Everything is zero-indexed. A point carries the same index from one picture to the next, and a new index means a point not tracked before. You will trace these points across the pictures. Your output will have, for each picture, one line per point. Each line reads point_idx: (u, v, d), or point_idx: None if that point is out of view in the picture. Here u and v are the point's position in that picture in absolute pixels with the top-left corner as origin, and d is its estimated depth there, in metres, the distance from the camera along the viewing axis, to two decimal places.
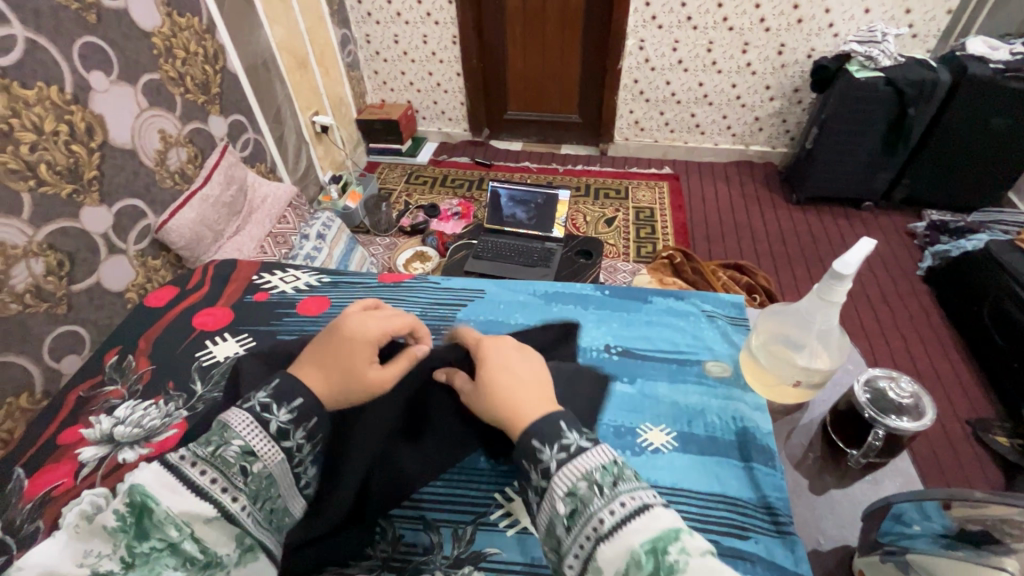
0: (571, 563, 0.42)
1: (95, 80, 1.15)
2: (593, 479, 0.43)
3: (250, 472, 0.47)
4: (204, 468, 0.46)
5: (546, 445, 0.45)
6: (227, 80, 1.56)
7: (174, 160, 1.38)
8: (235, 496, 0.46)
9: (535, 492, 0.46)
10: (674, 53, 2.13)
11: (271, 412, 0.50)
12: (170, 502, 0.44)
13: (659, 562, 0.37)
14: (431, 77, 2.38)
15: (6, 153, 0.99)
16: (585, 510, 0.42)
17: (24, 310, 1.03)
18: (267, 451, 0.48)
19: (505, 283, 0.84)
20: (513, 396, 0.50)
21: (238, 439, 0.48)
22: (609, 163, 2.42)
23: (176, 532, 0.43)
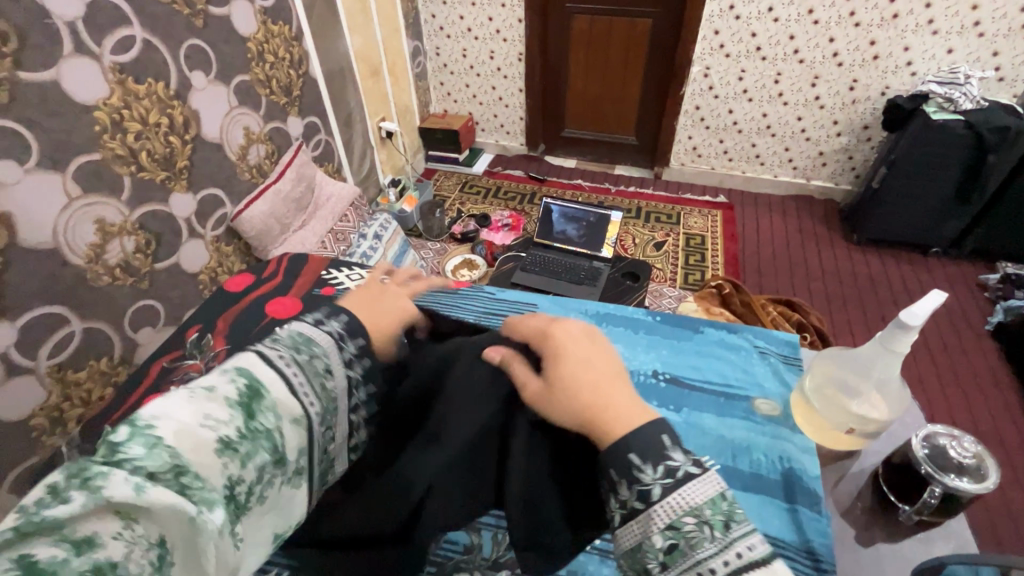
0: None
1: (195, 79, 1.26)
2: (704, 517, 0.39)
3: (328, 388, 0.48)
4: (299, 370, 0.46)
5: (647, 465, 0.41)
6: (307, 84, 1.66)
7: (253, 156, 1.48)
8: (314, 403, 0.46)
9: (618, 511, 0.43)
10: (739, 82, 2.11)
11: (346, 340, 0.50)
12: (276, 390, 0.44)
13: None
14: (494, 91, 2.45)
15: (115, 140, 1.09)
16: (691, 553, 0.39)
17: (114, 282, 1.14)
18: (340, 375, 0.49)
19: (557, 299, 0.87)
20: (600, 393, 0.45)
21: (330, 354, 0.48)
22: (662, 187, 2.41)
23: (274, 421, 0.43)
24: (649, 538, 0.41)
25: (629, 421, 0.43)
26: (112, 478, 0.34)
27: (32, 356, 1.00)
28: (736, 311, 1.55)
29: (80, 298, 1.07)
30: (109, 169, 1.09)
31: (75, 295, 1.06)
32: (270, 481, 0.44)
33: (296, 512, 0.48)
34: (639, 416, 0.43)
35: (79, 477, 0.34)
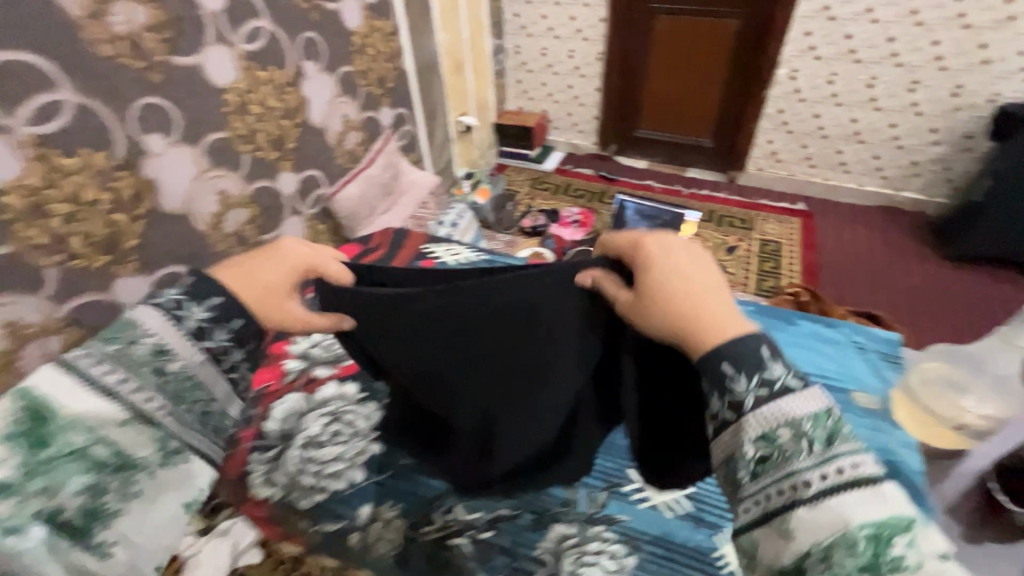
0: (746, 509, 0.45)
1: (307, 68, 1.38)
2: (802, 433, 0.44)
3: (167, 369, 0.56)
4: (113, 367, 0.54)
5: (741, 376, 0.46)
6: (399, 77, 1.75)
7: (349, 142, 1.59)
8: (142, 396, 0.54)
9: (713, 421, 0.49)
10: (828, 86, 2.04)
11: (188, 310, 0.58)
12: (75, 408, 0.51)
13: (881, 549, 0.38)
14: (570, 90, 2.48)
15: (241, 121, 1.23)
16: (785, 464, 0.44)
17: (227, 248, 1.27)
18: (184, 351, 0.57)
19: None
20: (688, 302, 0.51)
21: (148, 337, 0.56)
22: (736, 192, 2.35)
23: (82, 438, 0.50)
24: (742, 448, 0.46)
25: (721, 331, 0.48)
26: None
27: None
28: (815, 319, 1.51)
29: (201, 261, 1.21)
30: (232, 147, 1.23)
31: (197, 257, 1.20)
32: (108, 487, 0.51)
33: (201, 482, 0.58)
34: (730, 325, 0.48)
35: None
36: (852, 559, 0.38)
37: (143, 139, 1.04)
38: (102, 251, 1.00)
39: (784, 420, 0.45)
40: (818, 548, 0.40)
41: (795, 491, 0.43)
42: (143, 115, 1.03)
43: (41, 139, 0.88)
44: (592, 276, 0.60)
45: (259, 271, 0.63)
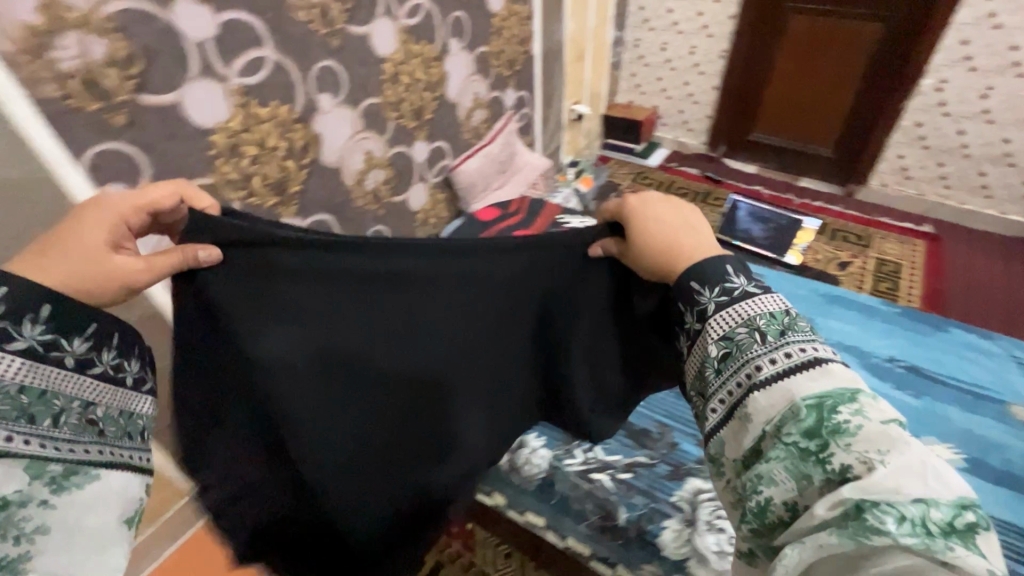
0: (715, 407, 0.58)
1: (451, 46, 1.47)
2: (754, 329, 0.58)
3: (5, 391, 0.49)
4: None
5: (706, 292, 0.63)
6: (527, 61, 1.82)
7: (474, 119, 1.68)
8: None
9: (691, 336, 0.65)
10: (980, 101, 1.88)
11: (13, 329, 0.50)
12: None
13: (823, 415, 0.48)
14: (685, 87, 2.44)
15: (392, 89, 1.34)
16: (741, 355, 0.57)
17: (364, 205, 1.41)
18: (19, 373, 0.50)
19: (823, 308, 1.29)
20: (668, 239, 0.69)
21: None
22: (854, 207, 2.23)
23: None
24: (710, 351, 0.61)
25: (690, 259, 0.67)
26: None
27: None
28: None
29: (344, 213, 1.35)
30: (382, 112, 1.35)
31: (340, 210, 1.34)
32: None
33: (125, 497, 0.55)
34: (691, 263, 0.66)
35: None
36: (796, 426, 0.49)
37: (317, 98, 1.17)
38: (273, 193, 1.15)
39: (741, 322, 0.59)
40: (769, 426, 0.51)
41: (747, 372, 0.56)
42: (321, 76, 1.16)
43: (245, 89, 1.02)
44: (599, 244, 0.80)
45: (65, 235, 0.60)
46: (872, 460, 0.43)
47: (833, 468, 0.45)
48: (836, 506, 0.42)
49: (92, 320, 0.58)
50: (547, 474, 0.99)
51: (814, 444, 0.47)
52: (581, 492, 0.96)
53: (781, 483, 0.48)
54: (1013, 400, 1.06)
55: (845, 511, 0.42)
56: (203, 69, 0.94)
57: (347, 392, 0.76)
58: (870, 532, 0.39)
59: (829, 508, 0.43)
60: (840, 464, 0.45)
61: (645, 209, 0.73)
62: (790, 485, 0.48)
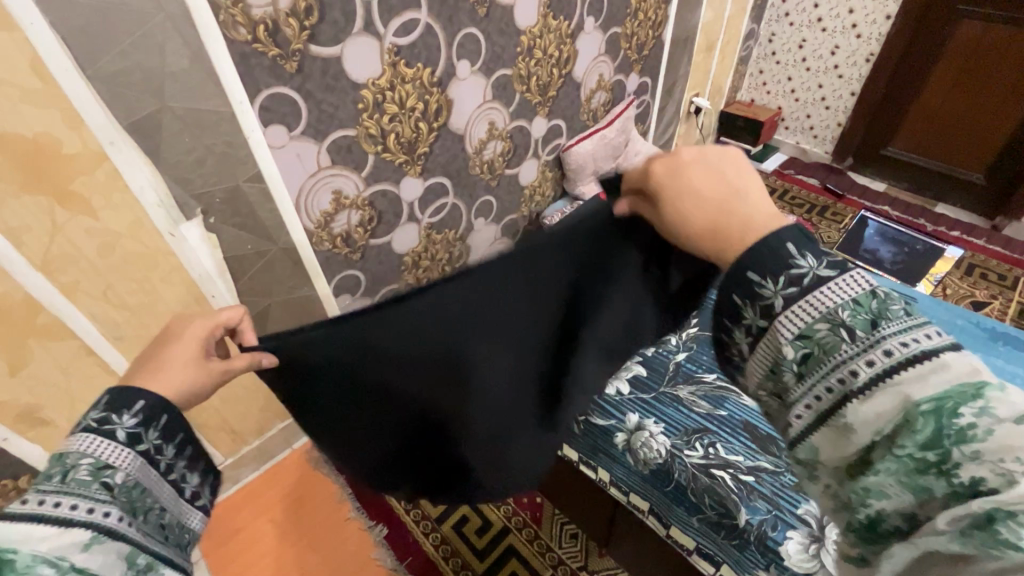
0: (798, 414, 0.48)
1: (587, 24, 1.45)
2: (838, 324, 0.46)
3: (113, 483, 0.49)
4: (59, 499, 0.45)
5: (766, 281, 0.50)
6: (656, 46, 1.76)
7: (595, 101, 1.66)
8: (103, 508, 0.47)
9: (752, 330, 0.52)
10: None
11: (113, 421, 0.52)
12: (34, 545, 0.41)
13: (943, 421, 0.39)
14: (818, 90, 2.27)
15: (524, 63, 1.35)
16: (827, 358, 0.46)
17: (480, 174, 1.44)
18: (122, 461, 0.51)
19: (985, 345, 1.11)
20: (713, 217, 0.58)
21: (88, 454, 0.49)
22: (999, 241, 1.98)
23: (51, 570, 0.41)
24: (782, 351, 0.49)
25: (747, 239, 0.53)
26: None
27: (425, 211, 1.35)
28: None
29: (461, 179, 1.40)
30: (511, 85, 1.36)
31: (459, 176, 1.39)
32: None
33: None
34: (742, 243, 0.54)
35: None
36: (911, 437, 0.40)
37: (456, 64, 1.20)
38: (404, 151, 1.21)
39: (820, 315, 0.47)
40: (878, 436, 0.42)
41: (840, 377, 0.45)
42: (464, 43, 1.18)
43: (397, 49, 1.07)
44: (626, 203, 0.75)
45: (160, 359, 0.63)
46: (1010, 472, 0.35)
47: (961, 481, 0.38)
48: (961, 518, 0.37)
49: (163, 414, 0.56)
50: (664, 461, 0.96)
51: (933, 455, 0.39)
52: (700, 485, 0.91)
53: (895, 496, 0.41)
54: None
55: (971, 527, 0.36)
56: (366, 26, 1.00)
57: (409, 389, 0.77)
58: (1003, 548, 0.34)
59: (952, 521, 0.37)
60: (970, 477, 0.37)
61: (680, 179, 0.62)
62: (905, 498, 0.41)
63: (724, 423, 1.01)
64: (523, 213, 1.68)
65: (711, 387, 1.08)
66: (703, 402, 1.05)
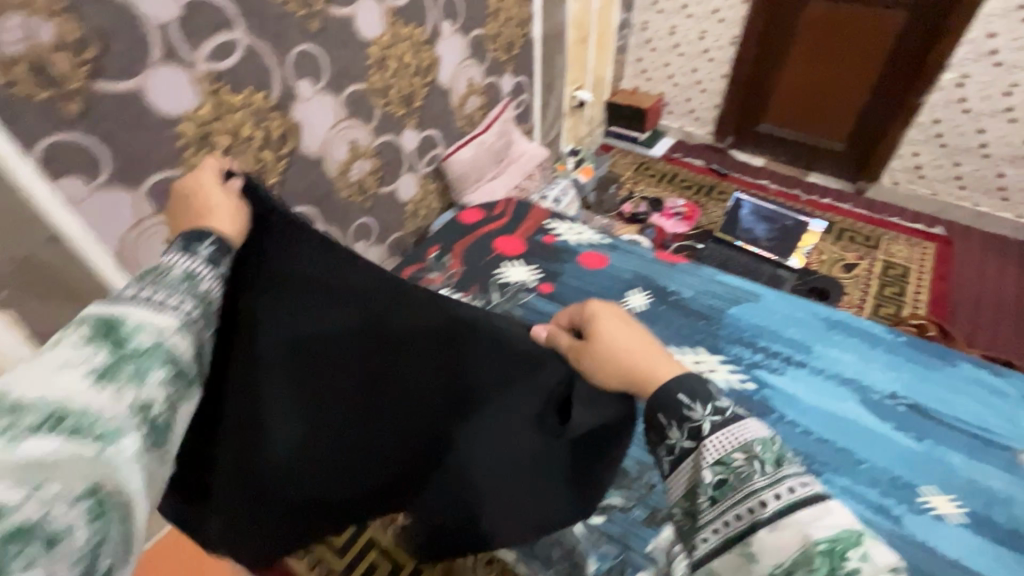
0: (706, 537, 0.49)
1: (443, 29, 1.39)
2: (752, 455, 0.49)
3: (197, 289, 0.53)
4: (149, 290, 0.50)
5: (694, 406, 0.52)
6: (526, 44, 1.73)
7: (468, 106, 1.61)
8: (184, 302, 0.51)
9: (669, 452, 0.54)
10: (1003, 99, 1.80)
11: (194, 247, 0.56)
12: (134, 315, 0.47)
13: (835, 563, 0.41)
14: (693, 74, 2.34)
15: (377, 75, 1.27)
16: (740, 486, 0.48)
17: (350, 197, 1.35)
18: (204, 276, 0.55)
19: (823, 335, 1.13)
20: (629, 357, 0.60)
21: (178, 265, 0.54)
22: (864, 206, 2.15)
23: (148, 338, 0.46)
24: (702, 474, 0.50)
25: (670, 369, 0.58)
26: None
27: None
28: None
29: (328, 205, 1.29)
30: (368, 99, 1.28)
31: (325, 202, 1.28)
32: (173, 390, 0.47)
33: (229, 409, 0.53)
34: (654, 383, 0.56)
35: None
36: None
37: (295, 84, 1.10)
38: None
39: (737, 445, 0.49)
40: (780, 569, 0.44)
41: (750, 505, 0.47)
42: (300, 61, 1.09)
43: (215, 75, 0.96)
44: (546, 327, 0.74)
45: (201, 209, 0.64)
46: None
47: None
48: None
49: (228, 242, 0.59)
50: None
51: None
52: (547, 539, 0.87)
53: None
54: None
55: None
56: (168, 54, 0.88)
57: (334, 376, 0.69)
58: None
59: None
60: None
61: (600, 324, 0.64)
62: None
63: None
64: (409, 230, 1.60)
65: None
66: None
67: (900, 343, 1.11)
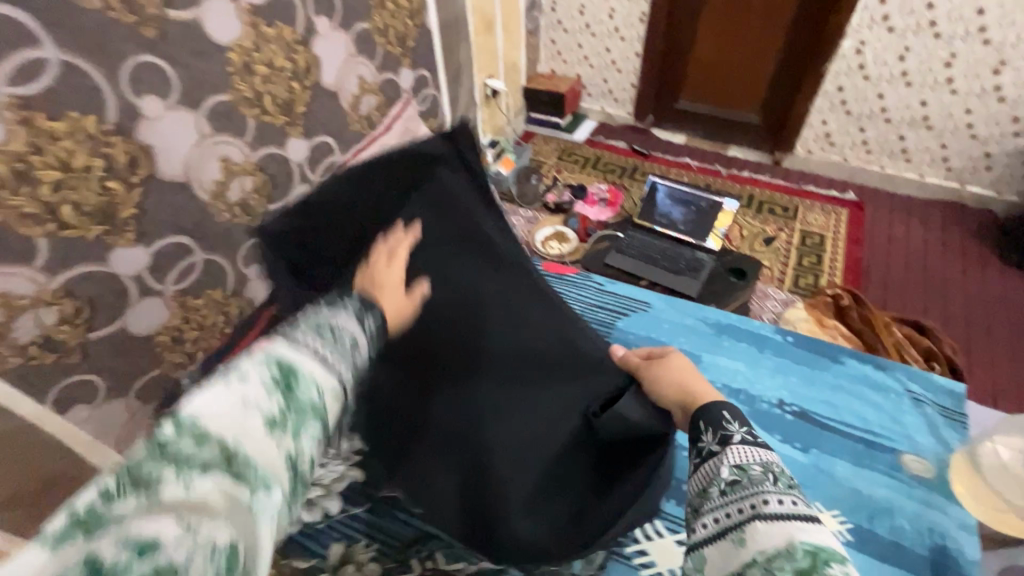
0: (708, 522, 0.58)
1: (320, 25, 1.28)
2: (768, 468, 0.58)
3: (353, 352, 0.57)
4: (314, 348, 0.54)
5: (733, 422, 0.64)
6: (422, 35, 1.63)
7: (364, 106, 1.49)
8: (343, 370, 0.55)
9: (700, 452, 0.64)
10: (899, 63, 1.85)
11: (362, 316, 0.60)
12: (306, 367, 0.53)
13: (818, 563, 0.48)
14: (607, 54, 2.30)
15: (245, 82, 1.14)
16: (750, 486, 0.57)
17: (232, 219, 1.21)
18: (360, 350, 0.58)
19: (712, 343, 1.15)
20: (691, 385, 0.75)
21: (346, 330, 0.57)
22: (781, 176, 2.18)
23: (311, 395, 0.52)
24: (720, 471, 0.60)
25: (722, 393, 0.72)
26: (169, 476, 0.43)
27: (163, 282, 1.11)
28: (854, 327, 1.46)
29: (205, 232, 1.16)
30: (237, 111, 1.15)
31: (200, 228, 1.15)
32: (313, 455, 0.52)
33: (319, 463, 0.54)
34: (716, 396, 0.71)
35: (131, 480, 0.43)
36: (790, 565, 0.49)
37: (138, 101, 0.96)
38: (96, 221, 0.96)
39: (758, 460, 0.59)
40: (762, 556, 0.51)
41: (754, 502, 0.55)
42: (139, 74, 0.95)
43: (22, 101, 0.81)
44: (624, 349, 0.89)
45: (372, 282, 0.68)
46: None
47: None
48: None
49: (377, 308, 0.62)
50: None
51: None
52: None
53: None
54: (906, 448, 0.97)
55: None
56: None
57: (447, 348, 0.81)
58: None
59: None
60: None
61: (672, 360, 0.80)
62: None
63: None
64: None
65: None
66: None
67: (787, 344, 1.14)
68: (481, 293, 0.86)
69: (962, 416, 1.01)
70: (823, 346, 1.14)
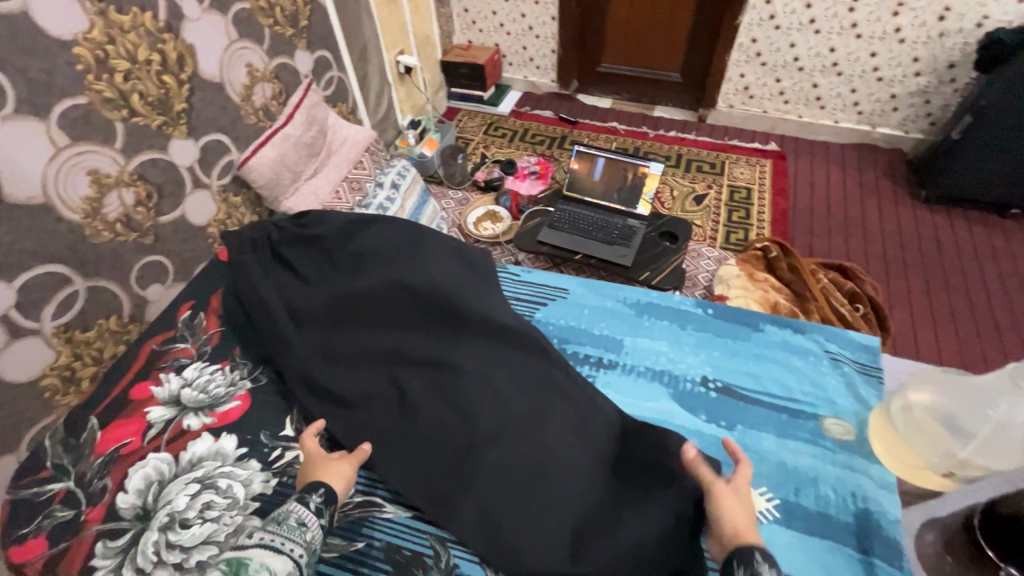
0: None
1: (187, 8, 1.13)
2: None
3: (305, 531, 0.70)
4: (270, 536, 0.68)
5: (764, 562, 0.65)
6: (315, 12, 1.49)
7: (258, 96, 1.35)
8: (295, 547, 0.68)
9: None
10: (806, 11, 1.86)
11: (309, 497, 0.74)
12: (256, 557, 0.65)
13: None
14: (523, 20, 2.21)
15: (102, 81, 1.00)
16: None
17: (116, 238, 1.08)
18: (312, 523, 0.71)
19: (634, 325, 1.15)
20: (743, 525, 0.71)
21: (294, 511, 0.71)
22: (706, 132, 2.19)
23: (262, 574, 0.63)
24: None
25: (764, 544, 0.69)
26: None
27: (38, 319, 0.97)
28: (783, 278, 1.49)
29: (83, 257, 1.03)
30: (97, 115, 1.00)
31: (76, 253, 1.01)
32: None
33: None
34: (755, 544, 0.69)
35: None
36: None
37: None
38: None
39: None
40: None
41: None
42: None
43: None
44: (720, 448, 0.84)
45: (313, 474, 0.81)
46: None
47: None
48: None
49: (320, 483, 0.76)
50: None
51: None
52: None
53: None
54: (828, 412, 0.99)
55: None
56: None
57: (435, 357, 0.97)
58: None
59: None
60: None
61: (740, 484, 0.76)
62: None
63: (361, 564, 0.81)
64: None
65: (355, 510, 0.87)
66: (335, 540, 0.84)
67: (708, 317, 1.15)
68: (467, 314, 1.00)
69: (876, 371, 1.05)
70: (741, 315, 1.16)
